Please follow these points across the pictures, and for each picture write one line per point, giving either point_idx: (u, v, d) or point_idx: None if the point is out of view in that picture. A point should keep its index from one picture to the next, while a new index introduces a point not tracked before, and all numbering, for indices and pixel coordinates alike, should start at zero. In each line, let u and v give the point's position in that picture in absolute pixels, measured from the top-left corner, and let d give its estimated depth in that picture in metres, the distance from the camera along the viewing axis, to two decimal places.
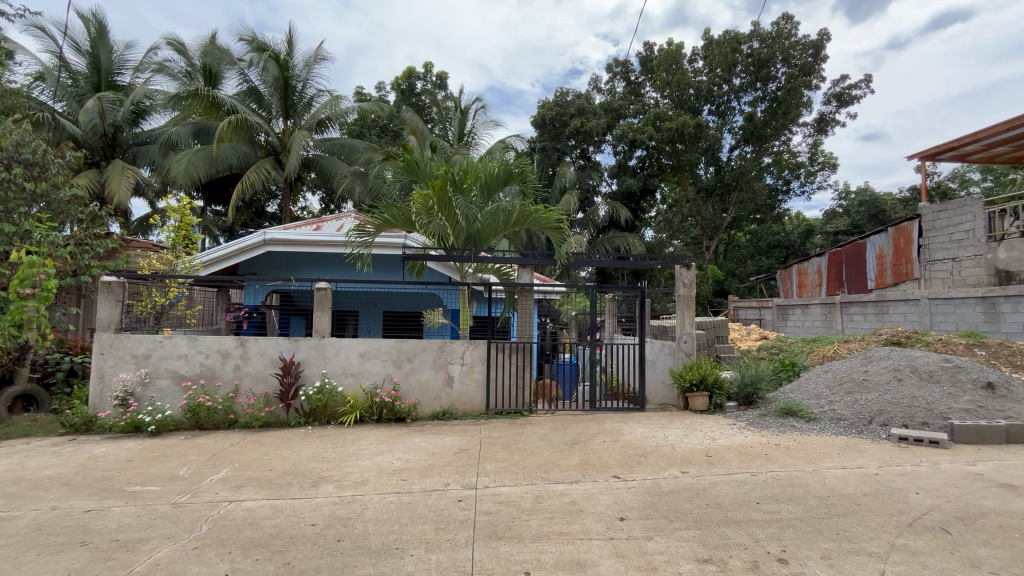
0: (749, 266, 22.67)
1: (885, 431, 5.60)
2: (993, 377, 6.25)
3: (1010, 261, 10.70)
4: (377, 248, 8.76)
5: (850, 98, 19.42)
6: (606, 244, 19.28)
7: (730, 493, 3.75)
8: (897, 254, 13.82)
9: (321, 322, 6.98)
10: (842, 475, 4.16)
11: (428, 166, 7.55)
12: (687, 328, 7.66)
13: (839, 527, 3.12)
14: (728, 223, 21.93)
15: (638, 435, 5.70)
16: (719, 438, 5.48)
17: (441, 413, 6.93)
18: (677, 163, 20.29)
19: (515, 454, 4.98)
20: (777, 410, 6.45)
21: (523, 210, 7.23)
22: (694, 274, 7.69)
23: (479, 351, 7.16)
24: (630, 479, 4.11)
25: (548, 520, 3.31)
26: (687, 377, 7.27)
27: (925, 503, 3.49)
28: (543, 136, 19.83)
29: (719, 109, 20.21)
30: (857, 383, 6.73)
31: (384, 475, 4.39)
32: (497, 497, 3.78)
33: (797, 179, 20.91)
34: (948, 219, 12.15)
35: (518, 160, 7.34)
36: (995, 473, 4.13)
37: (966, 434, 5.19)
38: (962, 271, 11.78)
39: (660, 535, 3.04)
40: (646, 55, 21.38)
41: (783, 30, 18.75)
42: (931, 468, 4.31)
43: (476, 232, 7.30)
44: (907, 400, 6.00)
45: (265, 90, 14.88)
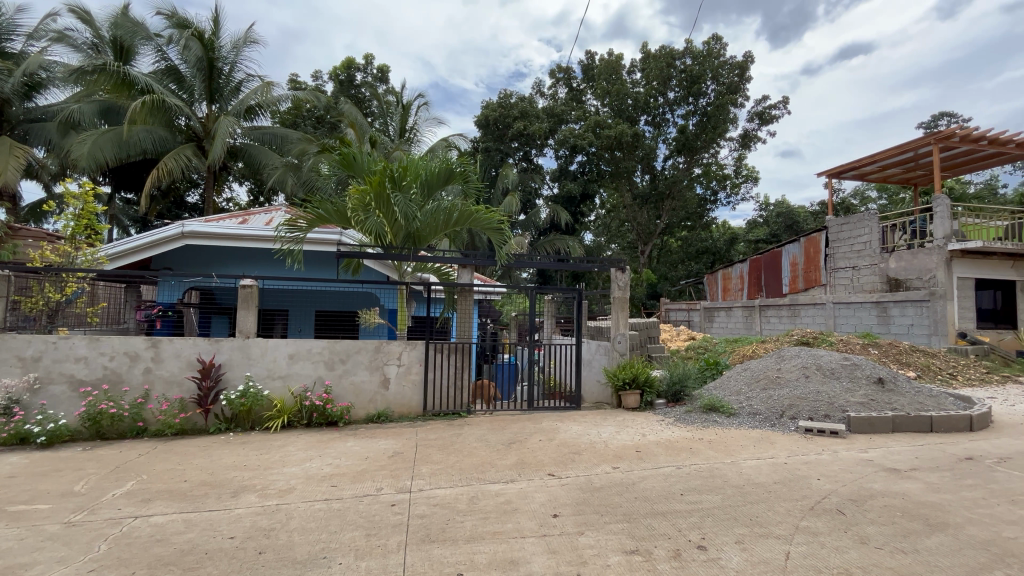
0: (679, 271, 23.99)
1: (793, 423, 6.13)
2: (883, 373, 7.01)
3: (899, 271, 12.10)
4: (309, 244, 8.35)
5: (770, 117, 21.04)
6: (547, 246, 19.68)
7: (657, 486, 3.93)
8: (807, 262, 15.05)
9: (246, 322, 6.55)
10: (756, 465, 4.49)
11: (365, 161, 7.30)
12: (621, 328, 7.95)
13: (752, 513, 3.36)
14: (662, 229, 23.04)
15: (574, 433, 5.84)
16: (648, 434, 5.74)
17: (376, 416, 6.71)
18: (615, 170, 21.15)
19: (451, 455, 4.93)
20: (702, 406, 6.86)
21: (463, 210, 7.18)
22: (628, 277, 8.01)
23: (417, 352, 7.04)
24: (564, 477, 4.20)
25: (482, 521, 3.30)
26: (621, 376, 7.56)
27: (825, 487, 3.85)
28: (486, 136, 19.93)
29: (655, 120, 21.20)
30: (771, 379, 7.31)
31: (312, 482, 4.20)
32: (431, 500, 3.72)
33: (723, 190, 22.38)
34: (850, 231, 13.53)
35: (459, 159, 7.29)
36: (883, 459, 4.64)
37: (860, 424, 5.81)
38: (860, 279, 13.15)
39: (591, 529, 3.14)
40: (587, 63, 22.05)
41: (713, 49, 19.96)
42: (832, 456, 4.77)
43: (416, 231, 7.18)
44: (814, 394, 6.58)
45: (187, 70, 13.76)
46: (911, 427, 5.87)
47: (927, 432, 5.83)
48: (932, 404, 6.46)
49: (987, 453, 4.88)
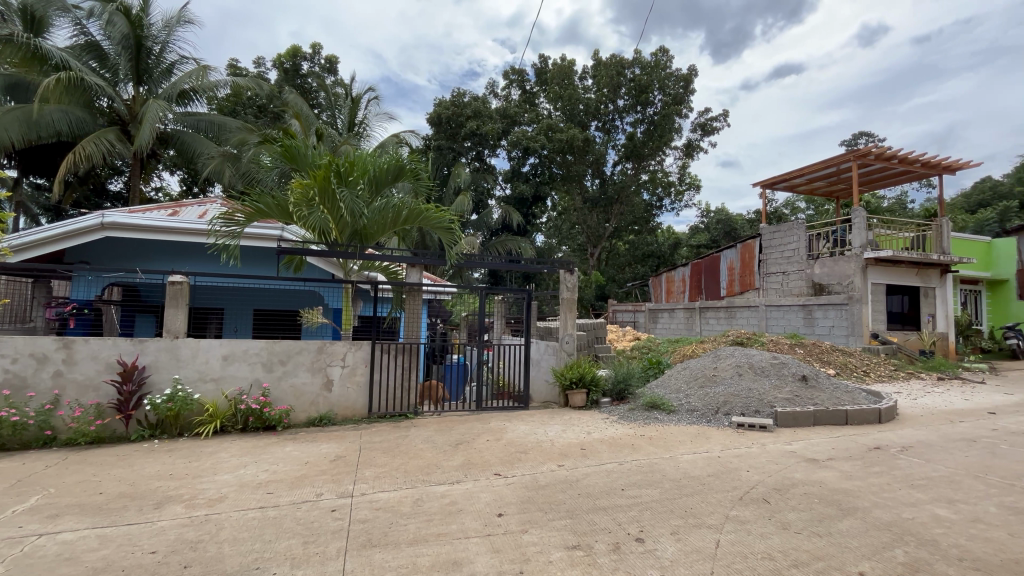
0: (626, 273, 24.75)
1: (727, 419, 6.50)
2: (806, 371, 7.56)
3: (823, 276, 13.12)
4: (248, 240, 7.93)
5: (711, 128, 22.18)
6: (499, 247, 19.73)
7: (599, 482, 4.04)
8: (743, 267, 15.92)
9: (175, 321, 6.12)
10: (692, 459, 4.72)
11: (310, 155, 7.02)
12: (569, 329, 8.09)
13: (687, 505, 3.53)
14: (610, 232, 23.69)
15: (521, 432, 5.89)
16: (593, 432, 5.89)
17: (318, 419, 6.47)
18: (566, 173, 21.57)
19: (397, 458, 4.84)
20: (644, 404, 7.13)
21: (413, 208, 7.05)
22: (577, 279, 8.20)
23: (363, 353, 6.86)
24: (510, 476, 4.24)
25: (426, 523, 3.27)
26: (568, 375, 7.71)
27: (753, 478, 4.12)
28: (438, 134, 19.73)
29: (605, 126, 21.81)
30: (708, 378, 7.71)
31: (246, 490, 3.99)
32: (374, 504, 3.64)
33: (668, 197, 23.34)
34: (781, 239, 14.51)
35: (410, 157, 7.15)
36: (804, 450, 5.02)
37: (785, 419, 6.26)
38: (789, 283, 14.14)
39: (534, 527, 3.18)
40: (541, 67, 22.33)
41: (661, 61, 20.78)
42: (761, 449, 5.10)
43: (363, 228, 7.02)
44: (745, 391, 7.00)
45: (110, 47, 12.70)
46: (829, 421, 6.37)
47: (843, 425, 6.34)
48: (847, 399, 7.04)
49: (892, 443, 5.39)
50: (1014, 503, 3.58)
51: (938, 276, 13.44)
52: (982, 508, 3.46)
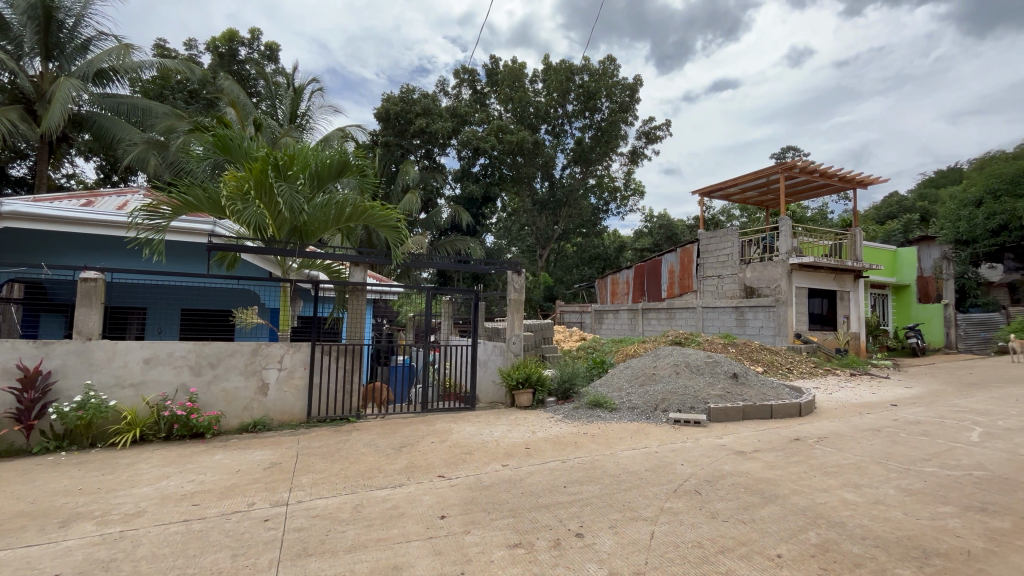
0: (574, 274, 25.30)
1: (664, 415, 6.80)
2: (737, 369, 8.06)
3: (754, 280, 14.03)
4: (174, 234, 7.38)
5: (655, 137, 23.11)
6: (448, 246, 19.45)
7: (543, 480, 4.11)
8: (682, 270, 16.67)
9: (87, 321, 5.59)
10: (631, 455, 4.90)
11: (247, 146, 6.66)
12: (517, 329, 8.14)
13: (625, 499, 3.67)
14: (558, 235, 24.20)
15: (466, 433, 5.88)
16: (538, 431, 5.97)
17: (251, 425, 6.15)
18: (516, 175, 21.70)
19: (337, 463, 4.68)
20: (588, 403, 7.33)
21: (357, 205, 6.83)
22: (524, 280, 8.27)
23: (302, 355, 6.57)
24: (454, 477, 4.21)
25: (365, 529, 3.19)
26: (515, 375, 7.77)
27: (686, 471, 4.33)
28: (386, 130, 19.27)
29: (554, 130, 22.27)
30: (648, 376, 8.04)
31: (168, 502, 3.71)
32: (311, 511, 3.50)
33: (614, 201, 24.21)
34: (716, 244, 15.33)
35: (356, 152, 6.92)
36: (733, 444, 5.34)
37: (718, 414, 6.63)
38: (723, 286, 15.00)
39: (477, 527, 3.19)
40: (491, 68, 22.33)
41: (608, 69, 21.40)
42: (695, 443, 5.37)
43: (303, 224, 6.74)
44: (682, 389, 7.36)
45: (13, 16, 11.39)
46: (756, 415, 6.83)
47: (768, 419, 6.82)
48: (772, 394, 7.56)
49: (810, 434, 5.85)
50: (908, 485, 4.00)
51: (852, 280, 14.70)
52: (882, 491, 3.84)
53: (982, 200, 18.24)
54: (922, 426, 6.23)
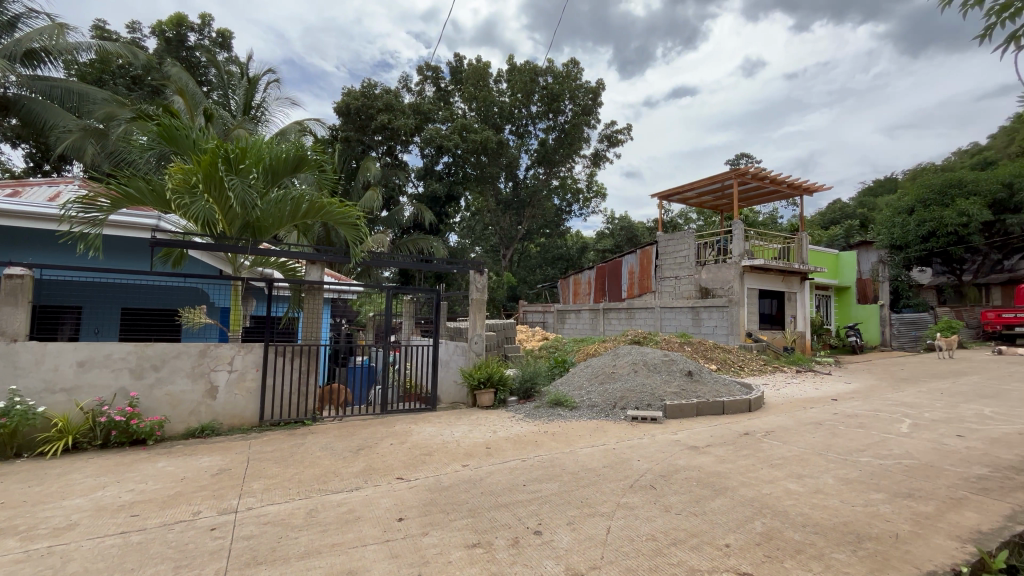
0: (537, 275, 25.58)
1: (623, 413, 6.96)
2: (692, 367, 8.35)
3: (709, 281, 14.57)
4: (112, 228, 6.92)
5: (617, 140, 23.60)
6: (409, 246, 19.07)
7: (502, 479, 4.13)
8: (641, 271, 17.09)
9: (13, 322, 5.16)
10: (590, 452, 5.00)
11: (195, 138, 6.34)
12: (478, 329, 8.12)
13: (582, 496, 3.73)
14: (522, 235, 24.39)
15: (426, 434, 5.82)
16: (499, 431, 5.98)
17: (198, 430, 5.85)
18: (480, 174, 21.60)
19: (291, 467, 4.53)
20: (549, 402, 7.41)
21: (314, 201, 6.61)
22: (486, 280, 8.25)
23: (254, 356, 6.33)
24: (413, 479, 4.16)
25: (320, 534, 3.11)
26: (476, 375, 7.76)
27: (642, 467, 4.46)
28: (346, 125, 18.77)
29: (518, 130, 22.39)
30: (608, 375, 8.22)
31: (104, 514, 3.49)
32: (261, 518, 3.38)
33: (577, 203, 24.60)
34: (673, 247, 15.82)
35: (313, 147, 6.71)
36: (687, 439, 5.54)
37: (673, 411, 6.85)
38: (680, 287, 15.50)
39: (435, 529, 3.16)
40: (456, 66, 22.15)
41: (572, 72, 21.67)
42: (651, 439, 5.53)
43: (255, 220, 6.49)
44: (640, 386, 7.56)
45: None
46: (709, 412, 7.09)
47: (720, 415, 7.09)
48: (724, 391, 7.88)
49: (758, 429, 6.14)
50: (846, 474, 4.26)
51: (798, 281, 15.48)
52: (822, 481, 4.07)
53: (914, 209, 19.66)
54: (859, 419, 6.66)
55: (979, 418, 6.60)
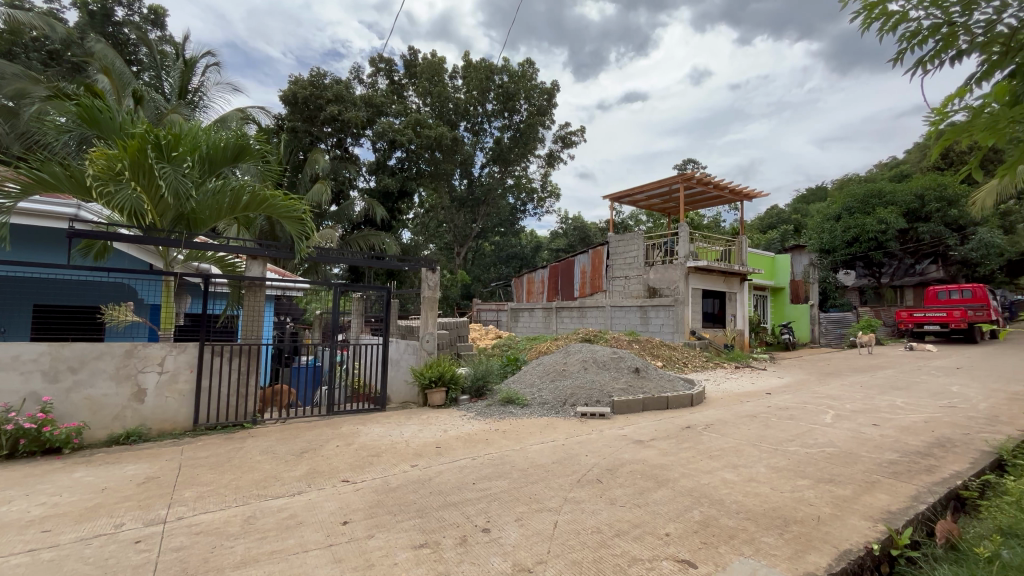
0: (491, 273, 26.03)
1: (572, 409, 7.11)
2: (639, 364, 8.65)
3: (656, 281, 15.13)
4: (22, 217, 6.29)
5: (571, 142, 24.00)
6: (360, 242, 18.49)
7: (452, 478, 4.11)
8: (593, 271, 17.49)
9: None
10: (539, 448, 5.07)
11: (121, 122, 5.87)
12: (430, 328, 8.02)
13: (531, 492, 3.78)
14: (476, 233, 24.33)
15: (374, 434, 5.69)
16: (449, 430, 5.95)
17: (123, 436, 5.43)
18: (434, 171, 21.19)
19: (227, 473, 4.30)
20: (500, 400, 7.45)
21: (256, 193, 6.29)
22: (438, 278, 8.15)
23: (188, 356, 5.95)
24: (359, 481, 4.06)
25: (258, 541, 2.97)
26: (427, 375, 7.67)
27: (590, 461, 4.58)
28: (293, 115, 17.96)
29: (473, 128, 22.29)
30: (559, 372, 8.38)
31: (11, 531, 3.17)
32: (193, 528, 3.19)
33: (531, 202, 24.81)
34: (623, 248, 16.30)
35: (255, 136, 6.39)
36: (633, 434, 5.73)
37: (621, 407, 7.07)
38: (629, 287, 16.01)
39: (381, 531, 3.10)
40: (410, 59, 21.69)
41: (527, 72, 21.77)
42: (599, 435, 5.68)
43: (190, 212, 6.09)
44: (589, 383, 7.75)
45: None
46: (655, 406, 7.35)
47: (664, 409, 7.38)
48: (668, 386, 8.22)
49: (699, 422, 6.45)
50: (776, 463, 4.56)
51: (738, 282, 16.36)
52: (755, 470, 4.34)
53: (840, 216, 21.34)
54: (788, 411, 7.13)
55: (891, 408, 7.24)
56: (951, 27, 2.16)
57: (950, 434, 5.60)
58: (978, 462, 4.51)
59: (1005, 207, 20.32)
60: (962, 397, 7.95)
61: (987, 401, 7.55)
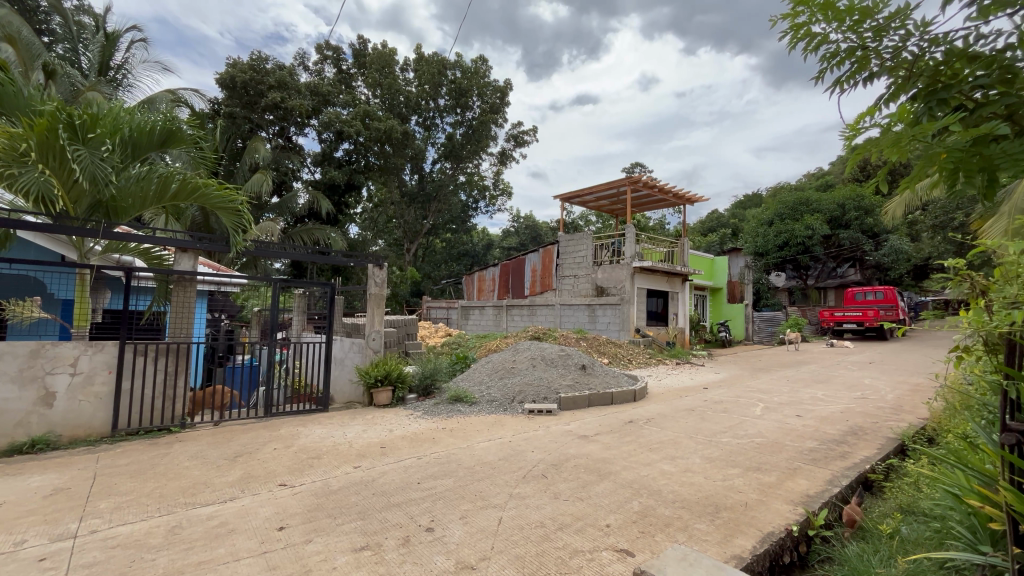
0: (442, 270, 25.76)
1: (520, 406, 7.18)
2: (585, 361, 8.87)
3: (603, 281, 15.54)
4: None
5: (523, 141, 24.15)
6: (304, 236, 17.70)
7: (396, 478, 4.04)
8: (543, 270, 17.70)
9: None
10: (486, 446, 5.08)
11: (28, 97, 5.30)
12: (376, 326, 7.81)
13: (476, 489, 3.78)
14: (427, 229, 23.97)
15: (316, 436, 5.49)
16: (395, 430, 5.84)
17: (27, 444, 4.93)
18: (383, 164, 20.62)
19: (150, 481, 4.00)
20: (448, 398, 7.40)
21: (186, 181, 5.88)
22: (386, 274, 7.95)
23: (106, 356, 5.48)
24: (298, 485, 3.91)
25: (184, 552, 2.79)
26: (373, 373, 7.48)
27: (536, 457, 4.64)
28: (230, 100, 16.94)
29: (425, 122, 21.94)
30: (507, 370, 8.46)
31: None
32: (109, 541, 2.95)
33: (483, 200, 24.74)
34: (572, 247, 16.62)
35: (186, 120, 5.97)
36: (579, 429, 5.87)
37: (567, 403, 7.22)
38: (577, 286, 16.35)
39: (320, 535, 3.00)
40: (359, 49, 21.02)
41: (480, 69, 21.67)
42: (546, 431, 5.77)
43: (110, 200, 5.62)
44: (537, 380, 7.86)
45: None
46: (600, 402, 7.57)
47: (608, 405, 7.61)
48: (613, 382, 8.47)
49: (641, 417, 6.70)
50: (710, 454, 4.82)
51: (680, 282, 17.11)
52: (691, 460, 4.57)
53: (773, 222, 22.94)
54: (723, 405, 7.55)
55: (813, 400, 7.83)
56: (864, 51, 2.31)
57: (861, 423, 6.14)
58: (884, 448, 4.98)
59: (912, 217, 22.45)
60: (872, 389, 8.72)
61: (893, 393, 8.33)
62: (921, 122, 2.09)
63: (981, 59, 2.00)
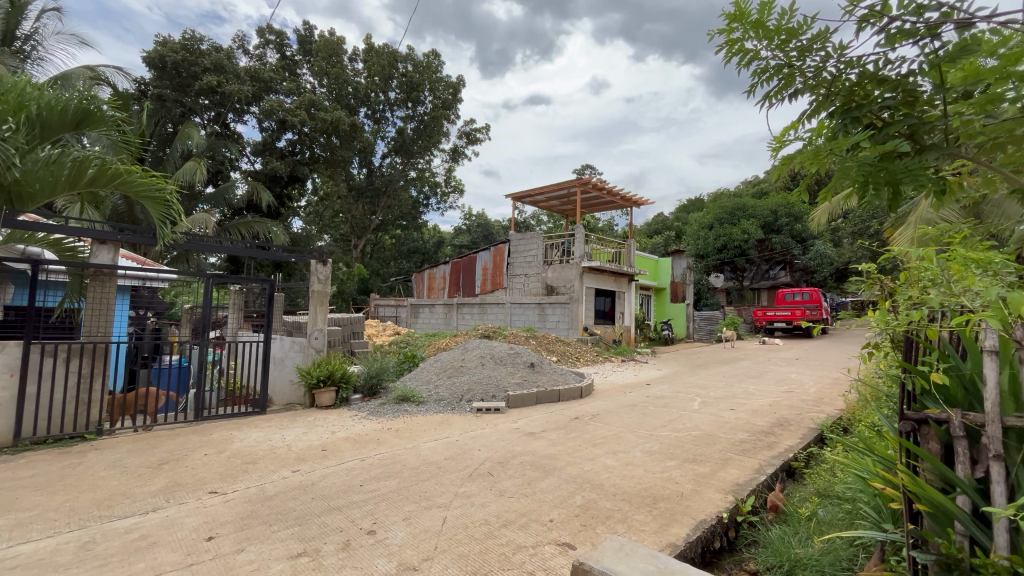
0: (391, 267, 25.19)
1: (468, 405, 7.16)
2: (533, 359, 8.97)
3: (553, 279, 15.75)
4: None
5: (475, 139, 24.01)
6: (241, 229, 16.75)
7: (337, 481, 3.91)
8: (494, 268, 17.72)
9: None
10: (433, 446, 5.03)
11: None
12: (319, 324, 7.52)
13: (421, 490, 3.73)
14: (376, 225, 23.34)
15: (252, 440, 5.21)
16: (337, 431, 5.65)
17: None
18: (329, 157, 19.86)
19: (59, 494, 3.65)
20: (395, 397, 7.26)
21: (105, 167, 5.38)
22: (330, 271, 7.65)
23: (8, 358, 4.95)
24: (230, 491, 3.70)
25: (96, 570, 2.57)
26: (315, 374, 7.20)
27: (483, 455, 4.65)
28: (159, 81, 15.72)
29: (374, 115, 21.35)
30: (456, 369, 8.40)
31: None
32: (6, 562, 2.66)
33: (434, 197, 24.38)
34: (522, 245, 16.73)
35: (108, 101, 5.45)
36: (526, 426, 5.94)
37: (515, 401, 7.27)
38: (527, 284, 16.50)
39: (253, 543, 2.86)
40: (304, 35, 20.13)
41: (432, 64, 21.33)
42: (493, 429, 5.79)
43: (12, 183, 5.06)
44: (486, 379, 7.86)
45: None
46: (547, 399, 7.68)
47: (556, 402, 7.74)
48: (561, 379, 8.62)
49: (587, 413, 6.87)
50: (651, 447, 5.01)
51: (626, 282, 17.65)
52: (632, 454, 4.73)
53: (713, 225, 24.10)
54: (663, 400, 7.88)
55: (745, 395, 8.32)
56: (790, 68, 2.48)
57: (787, 415, 6.59)
58: (805, 438, 5.38)
59: (835, 225, 24.30)
60: (798, 384, 9.39)
61: (815, 387, 9.01)
62: (837, 137, 2.25)
63: (889, 82, 2.19)
